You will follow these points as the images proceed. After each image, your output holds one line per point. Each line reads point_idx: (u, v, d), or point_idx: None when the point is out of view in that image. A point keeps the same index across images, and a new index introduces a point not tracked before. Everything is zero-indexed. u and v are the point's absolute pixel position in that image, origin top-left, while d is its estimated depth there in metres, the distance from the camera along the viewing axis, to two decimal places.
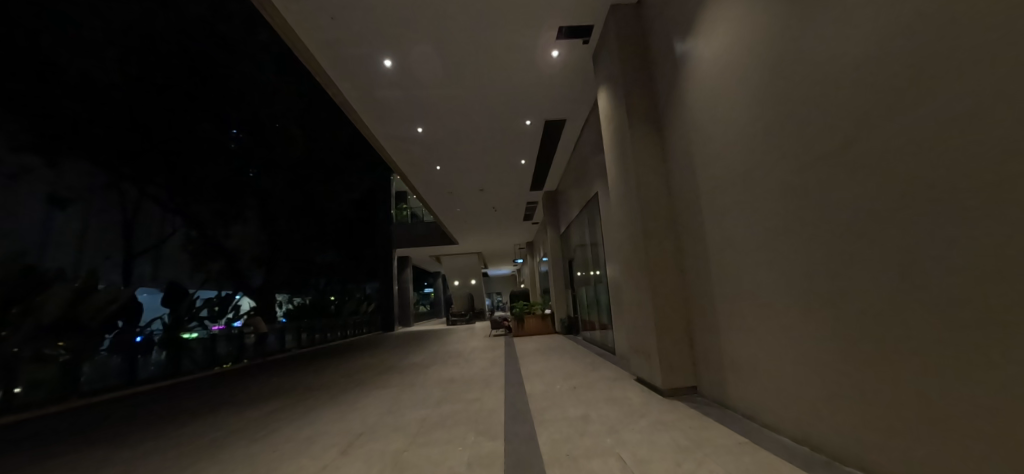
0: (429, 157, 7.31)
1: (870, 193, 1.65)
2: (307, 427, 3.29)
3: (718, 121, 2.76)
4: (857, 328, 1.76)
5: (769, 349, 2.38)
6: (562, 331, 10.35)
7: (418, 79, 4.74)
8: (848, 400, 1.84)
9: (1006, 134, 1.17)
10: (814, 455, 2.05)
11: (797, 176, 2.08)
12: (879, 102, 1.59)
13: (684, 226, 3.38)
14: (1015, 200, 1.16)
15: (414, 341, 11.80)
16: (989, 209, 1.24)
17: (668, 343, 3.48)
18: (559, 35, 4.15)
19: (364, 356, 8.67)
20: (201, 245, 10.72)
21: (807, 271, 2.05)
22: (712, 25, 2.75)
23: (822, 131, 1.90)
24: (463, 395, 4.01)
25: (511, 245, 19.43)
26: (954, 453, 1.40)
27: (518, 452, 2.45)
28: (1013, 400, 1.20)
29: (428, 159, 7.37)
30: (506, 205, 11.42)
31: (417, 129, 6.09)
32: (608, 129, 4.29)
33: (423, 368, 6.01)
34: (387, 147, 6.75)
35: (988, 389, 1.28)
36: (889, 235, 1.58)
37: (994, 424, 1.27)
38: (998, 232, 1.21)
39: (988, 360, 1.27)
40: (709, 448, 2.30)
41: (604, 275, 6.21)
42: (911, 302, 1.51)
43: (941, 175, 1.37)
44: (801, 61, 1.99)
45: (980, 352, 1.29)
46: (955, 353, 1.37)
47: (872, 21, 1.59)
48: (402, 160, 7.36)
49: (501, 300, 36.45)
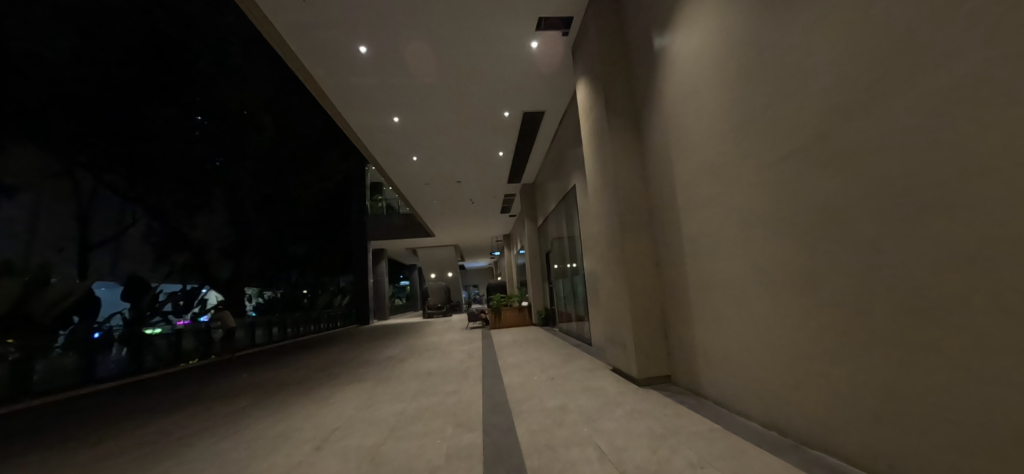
0: (405, 148, 7.17)
1: (843, 182, 1.70)
2: (282, 422, 3.22)
3: (694, 116, 2.80)
4: (823, 318, 1.85)
5: (741, 339, 2.46)
6: (539, 323, 10.41)
7: (394, 66, 4.58)
8: (813, 387, 1.93)
9: (971, 140, 1.23)
10: (781, 440, 2.15)
11: (768, 176, 2.16)
12: (846, 106, 1.66)
13: (660, 220, 3.45)
14: (972, 200, 1.24)
15: (392, 334, 11.67)
16: (949, 209, 1.31)
17: (644, 335, 3.53)
18: (538, 27, 4.12)
19: (336, 350, 8.49)
20: (165, 236, 10.21)
21: (777, 259, 2.13)
22: (688, 23, 2.78)
23: (793, 129, 1.96)
24: (440, 387, 3.98)
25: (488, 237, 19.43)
26: (914, 437, 1.48)
27: (497, 443, 2.46)
28: (968, 387, 1.29)
29: (403, 149, 7.21)
30: (484, 197, 11.35)
31: (392, 119, 5.94)
32: (586, 122, 4.29)
33: (399, 361, 5.94)
34: (361, 136, 6.54)
35: (943, 373, 1.36)
36: (852, 232, 1.66)
37: (954, 409, 1.34)
38: (958, 231, 1.29)
39: (942, 343, 1.36)
40: (682, 435, 2.37)
41: (581, 268, 6.30)
42: (884, 296, 1.55)
43: (900, 176, 1.45)
44: (771, 62, 2.06)
45: (941, 342, 1.36)
46: (913, 343, 1.45)
47: (844, 25, 1.64)
48: (377, 150, 7.20)
49: (478, 293, 36.57)
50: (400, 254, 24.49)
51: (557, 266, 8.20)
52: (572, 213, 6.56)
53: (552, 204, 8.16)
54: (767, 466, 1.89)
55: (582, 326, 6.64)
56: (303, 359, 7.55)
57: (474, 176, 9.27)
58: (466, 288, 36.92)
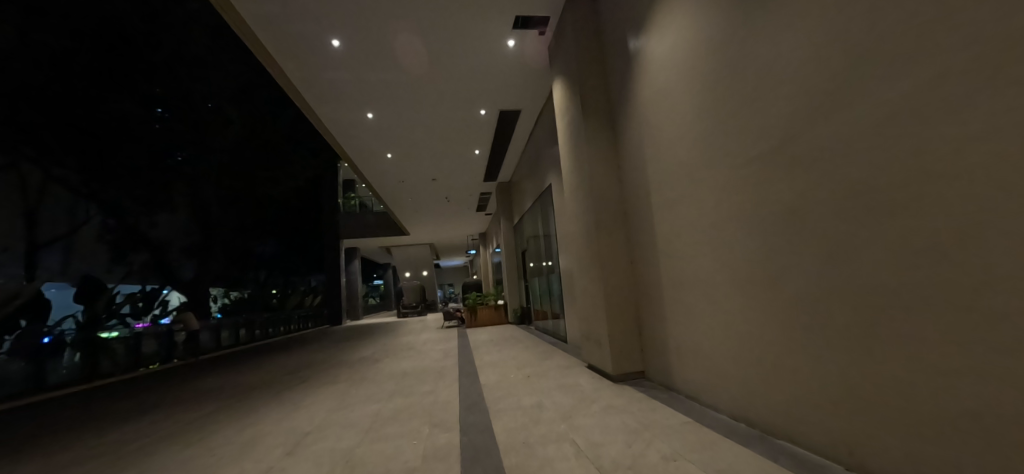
0: (380, 145, 7.05)
1: (809, 182, 1.76)
2: (251, 428, 3.10)
3: (668, 116, 2.85)
4: (788, 313, 1.93)
5: (712, 335, 2.53)
6: (514, 321, 10.46)
7: (369, 60, 4.48)
8: (779, 379, 2.01)
9: (924, 144, 1.31)
10: (748, 430, 2.24)
11: (737, 177, 2.22)
12: (812, 107, 1.72)
13: (634, 218, 3.52)
14: (923, 201, 1.32)
15: (368, 334, 11.45)
16: (903, 209, 1.38)
17: (619, 332, 3.59)
18: (514, 25, 4.11)
19: (308, 352, 8.27)
20: (122, 235, 9.67)
21: (747, 256, 2.19)
22: (662, 26, 2.83)
23: (761, 131, 2.03)
24: (416, 387, 3.93)
25: (464, 236, 19.40)
26: (871, 426, 1.56)
27: (473, 442, 2.46)
28: (917, 376, 1.38)
29: (376, 146, 7.08)
30: (460, 195, 11.30)
31: (366, 115, 5.82)
32: (563, 121, 4.31)
33: (372, 362, 5.83)
34: (333, 132, 6.37)
35: (898, 365, 1.44)
36: (819, 231, 1.73)
37: (906, 397, 1.42)
38: (910, 230, 1.37)
39: (894, 336, 1.45)
40: (655, 428, 2.43)
41: (556, 266, 6.36)
42: (846, 292, 1.62)
43: (862, 177, 1.52)
44: (741, 66, 2.13)
45: (894, 336, 1.45)
46: (872, 337, 1.53)
47: (811, 31, 1.70)
48: (349, 147, 7.04)
49: (454, 291, 36.42)
50: (374, 253, 24.15)
51: (533, 264, 8.26)
52: (547, 212, 6.62)
53: (528, 202, 8.20)
54: (737, 457, 1.95)
55: (557, 323, 6.71)
56: (272, 361, 7.31)
57: (450, 174, 9.21)
58: (442, 287, 36.65)
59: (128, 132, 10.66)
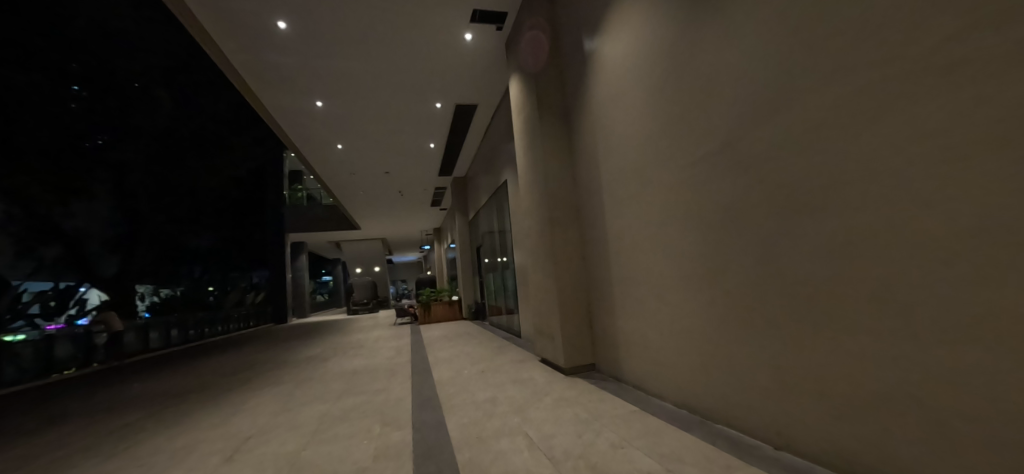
0: (330, 135, 6.77)
1: (748, 185, 1.89)
2: (185, 434, 2.88)
3: (621, 117, 2.95)
4: (727, 305, 2.07)
5: (659, 328, 2.66)
6: (468, 316, 10.45)
7: (320, 46, 4.27)
8: (718, 368, 2.15)
9: (845, 152, 1.45)
10: (690, 416, 2.38)
11: (683, 177, 2.35)
12: (751, 114, 1.85)
13: (587, 215, 3.62)
14: (843, 203, 1.47)
15: (317, 332, 10.99)
16: (828, 210, 1.53)
17: (571, 326, 3.70)
18: (472, 19, 4.07)
19: (250, 352, 7.81)
20: (33, 224, 8.96)
21: (691, 253, 2.32)
22: (617, 29, 2.90)
23: (705, 135, 2.15)
24: (366, 386, 3.84)
25: (417, 231, 19.18)
26: (797, 407, 1.71)
27: (426, 439, 2.44)
28: (836, 362, 1.53)
29: (326, 136, 6.80)
30: (414, 189, 11.11)
31: (315, 103, 5.56)
32: (519, 119, 4.34)
33: (319, 361, 5.60)
34: (277, 119, 6.01)
35: (821, 351, 1.59)
36: (756, 229, 1.87)
37: (827, 380, 1.57)
38: (833, 228, 1.51)
39: (817, 325, 1.61)
40: (605, 418, 2.52)
41: (511, 262, 6.45)
42: (778, 286, 1.77)
43: (793, 181, 1.66)
44: (688, 72, 2.24)
45: (818, 325, 1.60)
46: (800, 327, 1.68)
47: (752, 43, 1.82)
48: (296, 136, 6.70)
49: (407, 287, 35.91)
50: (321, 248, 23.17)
51: (488, 260, 8.31)
52: (502, 208, 6.68)
53: (483, 198, 8.22)
54: (680, 441, 2.07)
55: (511, 318, 6.81)
56: (209, 362, 6.84)
57: (404, 168, 9.04)
58: (394, 283, 35.93)
59: (42, 111, 9.53)
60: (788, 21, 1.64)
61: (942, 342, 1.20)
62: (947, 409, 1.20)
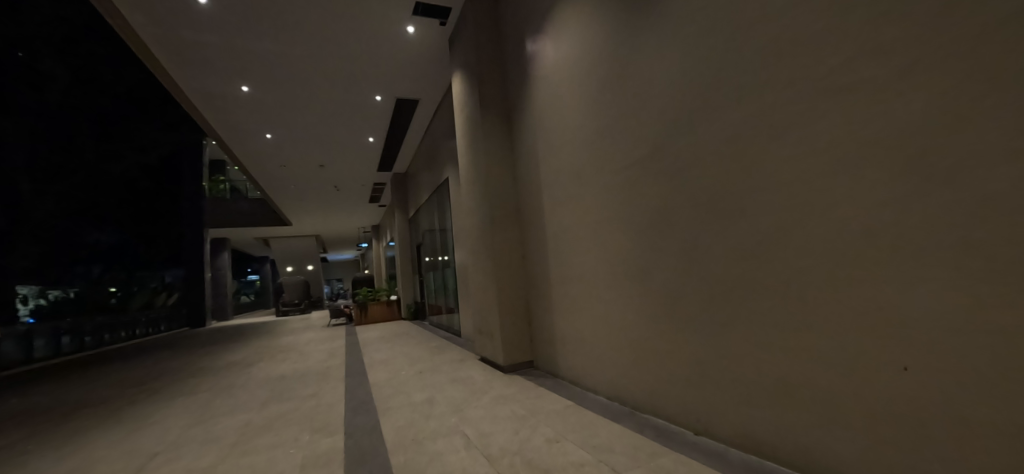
0: (258, 123, 6.31)
1: (672, 189, 2.03)
2: (75, 456, 2.51)
3: (560, 120, 3.02)
4: (653, 302, 2.20)
5: (593, 324, 2.76)
6: (407, 316, 10.17)
7: (247, 26, 3.96)
8: (646, 361, 2.28)
9: (756, 162, 1.60)
10: (620, 408, 2.49)
11: (615, 180, 2.46)
12: (676, 123, 1.98)
13: (527, 214, 3.68)
14: (753, 207, 1.62)
15: (244, 335, 10.17)
16: (741, 213, 1.68)
17: (511, 324, 3.74)
18: (413, 11, 3.98)
19: (161, 359, 7.04)
20: None
21: (622, 252, 2.43)
22: (558, 32, 2.96)
23: (636, 140, 2.27)
24: (294, 392, 3.62)
25: (353, 228, 18.47)
26: (713, 395, 1.86)
27: (359, 444, 2.35)
28: (745, 352, 1.69)
29: (253, 124, 6.33)
30: (350, 184, 10.66)
31: (241, 88, 5.17)
32: (461, 116, 4.30)
33: (242, 368, 5.17)
34: (195, 103, 5.48)
35: (733, 342, 1.74)
36: (679, 231, 2.00)
37: (737, 369, 1.73)
38: (744, 231, 1.66)
39: (729, 318, 1.76)
40: (541, 414, 2.57)
41: (452, 260, 6.41)
42: (698, 283, 1.91)
43: (710, 186, 1.80)
44: (621, 80, 2.35)
45: (730, 318, 1.76)
46: (716, 321, 1.82)
47: (677, 57, 1.95)
48: (217, 122, 6.16)
49: (343, 287, 34.42)
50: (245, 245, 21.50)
51: (428, 259, 8.19)
52: (443, 206, 6.63)
53: (423, 195, 8.10)
54: (611, 433, 2.15)
55: (451, 317, 6.77)
56: (111, 372, 6.08)
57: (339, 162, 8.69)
58: (328, 282, 34.19)
59: None
60: (709, 41, 1.79)
61: (832, 332, 1.37)
62: (834, 391, 1.37)
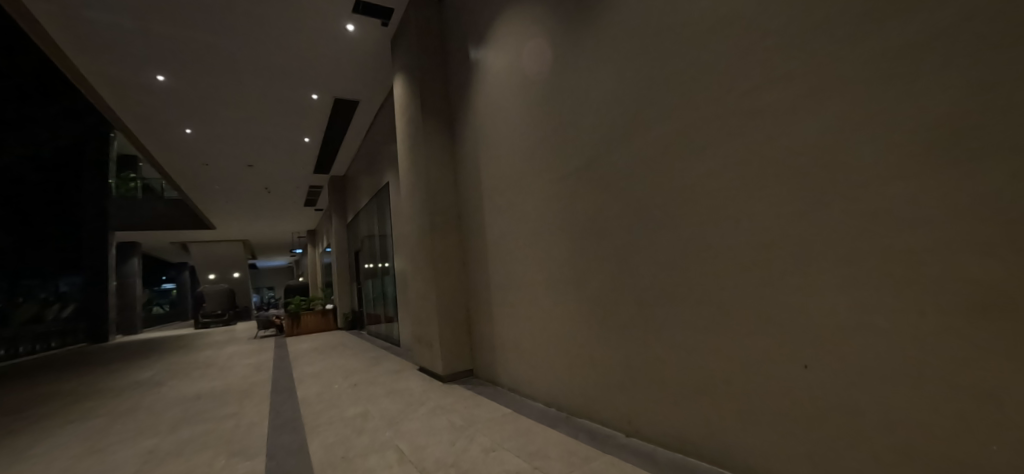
0: (177, 116, 5.78)
1: (604, 200, 2.11)
2: None
3: (501, 128, 3.04)
4: (587, 308, 2.27)
5: (532, 332, 2.79)
6: (343, 326, 9.78)
7: (158, 11, 3.62)
8: (582, 366, 2.34)
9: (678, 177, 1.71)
10: (558, 413, 2.54)
11: (553, 189, 2.51)
12: (609, 137, 2.07)
13: (468, 222, 3.67)
14: (676, 219, 1.72)
15: (162, 349, 9.20)
16: (665, 224, 1.78)
17: (450, 333, 3.69)
18: (353, 9, 3.84)
19: (54, 380, 6.17)
20: None
21: (559, 261, 2.49)
22: (500, 42, 2.98)
23: (572, 152, 2.33)
24: (209, 413, 3.34)
25: (289, 232, 17.46)
26: (641, 398, 1.94)
27: (283, 466, 2.20)
28: (669, 355, 1.79)
29: (171, 117, 5.79)
30: (283, 185, 10.06)
31: (155, 77, 4.71)
32: (402, 120, 4.20)
33: (150, 388, 4.64)
34: (96, 90, 4.91)
35: (659, 346, 1.84)
36: (611, 241, 2.09)
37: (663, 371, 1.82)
38: (669, 241, 1.77)
39: (655, 323, 1.86)
40: (479, 423, 2.55)
41: (392, 268, 6.25)
42: (628, 291, 2.00)
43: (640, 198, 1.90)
44: (560, 93, 2.42)
45: (655, 324, 1.85)
46: (644, 327, 1.92)
47: (610, 75, 2.05)
48: (127, 113, 5.55)
49: (274, 295, 32.28)
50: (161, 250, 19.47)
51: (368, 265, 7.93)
52: (383, 211, 6.46)
53: (363, 199, 7.83)
54: (548, 439, 2.18)
55: (391, 327, 6.58)
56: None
57: (271, 163, 8.22)
58: (258, 290, 31.90)
59: None
60: (636, 62, 1.89)
61: (744, 335, 1.48)
62: (744, 391, 1.48)
